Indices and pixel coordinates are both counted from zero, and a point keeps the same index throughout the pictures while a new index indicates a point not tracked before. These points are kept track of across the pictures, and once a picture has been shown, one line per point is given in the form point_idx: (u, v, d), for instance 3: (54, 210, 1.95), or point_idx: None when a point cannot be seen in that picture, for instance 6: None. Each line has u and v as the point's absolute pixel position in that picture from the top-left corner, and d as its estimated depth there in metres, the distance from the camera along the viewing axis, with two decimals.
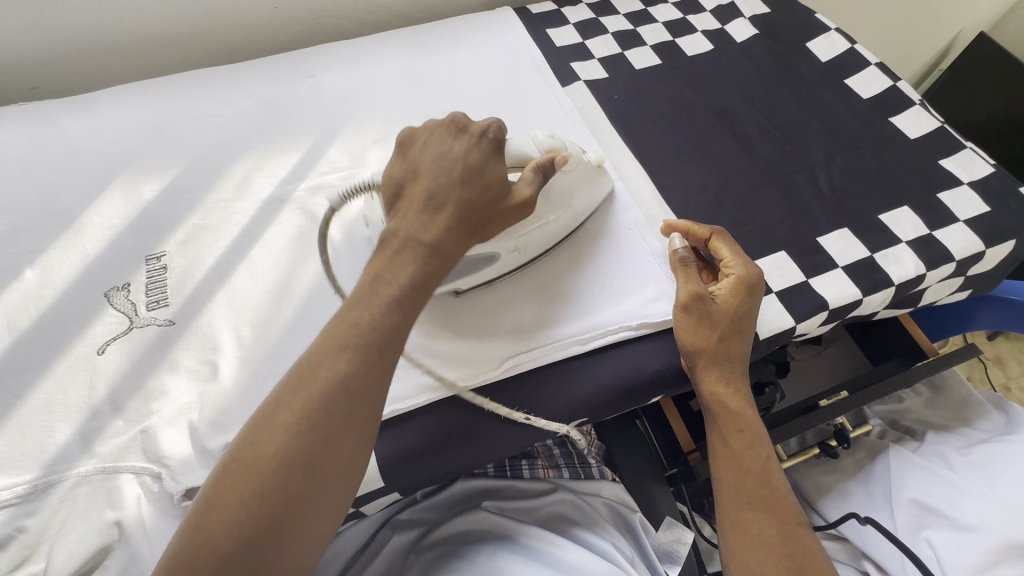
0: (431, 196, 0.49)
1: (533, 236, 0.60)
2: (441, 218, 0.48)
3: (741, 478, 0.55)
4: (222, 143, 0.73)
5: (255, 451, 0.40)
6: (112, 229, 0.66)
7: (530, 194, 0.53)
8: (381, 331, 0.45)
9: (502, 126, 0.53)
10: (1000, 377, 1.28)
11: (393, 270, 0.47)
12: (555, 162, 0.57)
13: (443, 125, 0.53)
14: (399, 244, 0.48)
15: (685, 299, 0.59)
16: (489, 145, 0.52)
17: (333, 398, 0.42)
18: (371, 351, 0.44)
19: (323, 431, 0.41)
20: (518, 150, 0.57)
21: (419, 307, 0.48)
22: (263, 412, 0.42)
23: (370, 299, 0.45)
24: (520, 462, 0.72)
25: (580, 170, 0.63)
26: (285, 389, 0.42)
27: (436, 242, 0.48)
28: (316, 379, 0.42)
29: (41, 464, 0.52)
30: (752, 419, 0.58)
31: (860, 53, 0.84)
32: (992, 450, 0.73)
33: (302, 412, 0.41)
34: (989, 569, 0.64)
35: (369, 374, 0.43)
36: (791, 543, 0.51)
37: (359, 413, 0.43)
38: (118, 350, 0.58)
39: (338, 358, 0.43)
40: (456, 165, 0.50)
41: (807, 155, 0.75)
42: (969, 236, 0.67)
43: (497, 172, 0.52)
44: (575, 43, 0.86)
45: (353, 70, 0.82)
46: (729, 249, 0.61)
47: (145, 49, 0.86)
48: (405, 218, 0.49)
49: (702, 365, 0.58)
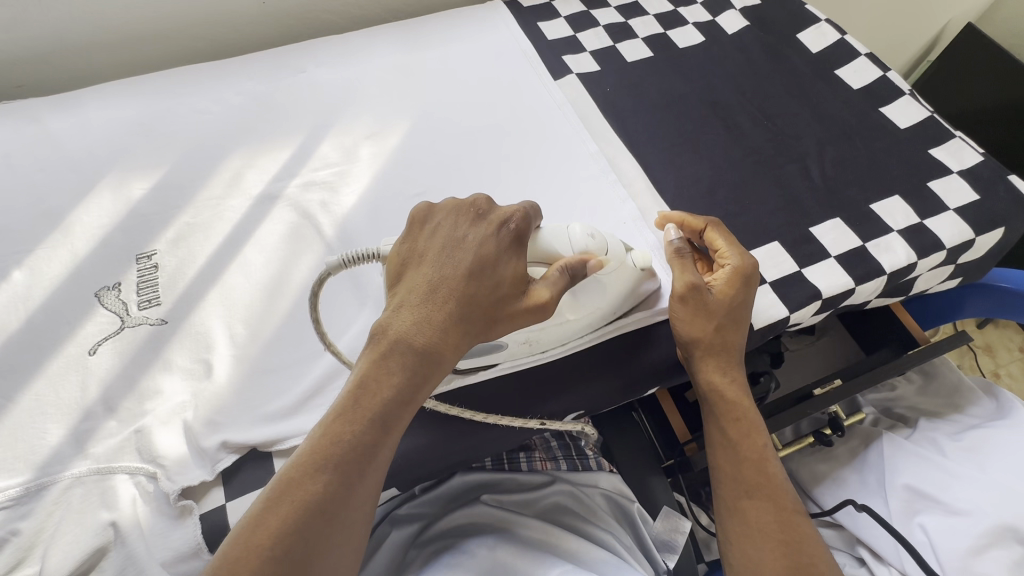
0: (433, 287, 0.47)
1: (549, 331, 0.56)
2: (438, 315, 0.47)
3: (739, 467, 0.55)
4: (211, 140, 0.73)
5: (231, 569, 0.39)
6: (101, 228, 0.65)
7: (549, 297, 0.49)
8: (364, 446, 0.44)
9: (526, 218, 0.51)
10: (990, 364, 1.29)
11: (379, 378, 0.45)
12: (587, 265, 0.52)
13: (463, 208, 0.51)
14: (390, 345, 0.46)
15: (683, 289, 0.58)
16: (507, 237, 0.50)
17: (313, 515, 0.41)
18: (354, 464, 0.43)
19: (302, 551, 0.40)
20: (549, 247, 0.53)
21: (406, 416, 0.46)
22: (243, 528, 0.41)
23: (353, 412, 0.44)
24: (517, 455, 0.73)
25: (620, 275, 0.57)
26: (266, 502, 0.41)
27: (430, 345, 0.46)
28: (297, 494, 0.41)
29: (34, 466, 0.52)
30: (749, 407, 0.58)
31: (850, 43, 0.84)
32: (982, 435, 0.74)
33: (279, 531, 0.40)
34: (980, 552, 0.65)
35: (352, 488, 0.43)
36: (788, 529, 0.52)
37: (340, 528, 0.42)
38: (110, 350, 0.58)
39: (319, 474, 0.42)
40: (466, 259, 0.48)
41: (799, 145, 0.75)
42: (959, 224, 0.68)
43: (511, 269, 0.49)
44: (567, 36, 0.86)
45: (344, 65, 0.81)
46: (726, 244, 0.60)
47: (132, 45, 0.85)
48: (401, 315, 0.47)
49: (698, 355, 0.58)
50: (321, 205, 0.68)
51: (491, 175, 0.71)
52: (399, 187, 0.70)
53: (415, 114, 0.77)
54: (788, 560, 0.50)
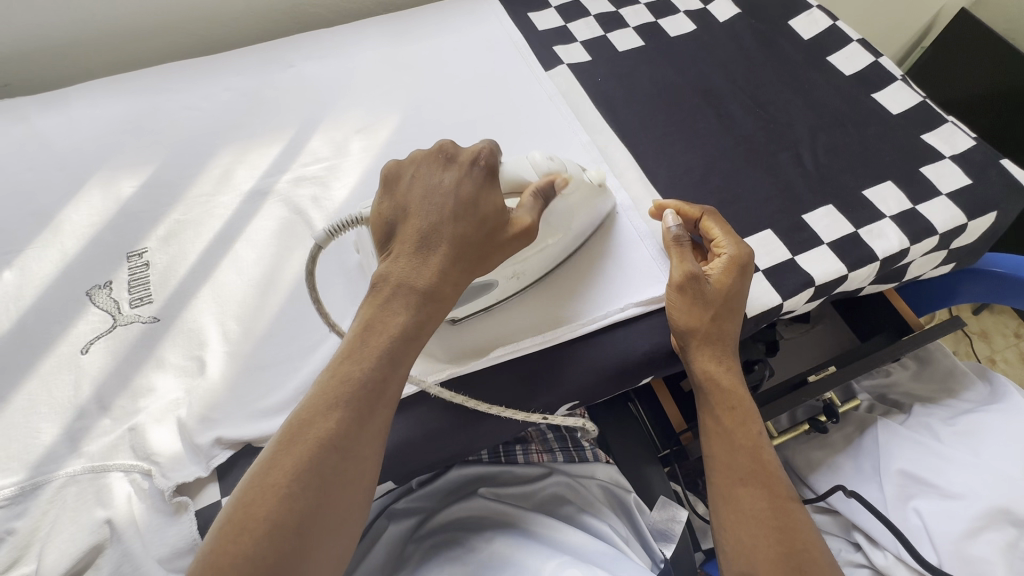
0: (425, 237, 0.48)
1: (532, 260, 0.59)
2: (434, 258, 0.48)
3: (733, 455, 0.55)
4: (200, 136, 0.72)
5: (248, 509, 0.39)
6: (90, 226, 0.65)
7: (532, 221, 0.51)
8: (376, 380, 0.44)
9: (493, 151, 0.52)
10: (986, 350, 1.30)
11: (384, 319, 0.46)
12: (554, 184, 0.55)
13: (430, 155, 0.51)
14: (393, 289, 0.47)
15: (681, 279, 0.58)
16: (479, 174, 0.50)
17: (328, 452, 0.41)
18: (365, 400, 0.44)
19: (317, 490, 0.40)
20: (516, 174, 0.54)
21: (415, 351, 0.48)
22: (258, 471, 0.41)
23: (360, 352, 0.45)
24: (514, 447, 0.72)
25: (581, 188, 0.60)
26: (279, 444, 0.41)
27: (431, 284, 0.47)
28: (309, 435, 0.41)
29: (29, 465, 0.52)
30: (744, 396, 0.58)
31: (842, 29, 0.83)
32: (976, 419, 0.75)
33: (294, 470, 0.40)
34: (976, 534, 0.66)
35: (365, 423, 0.43)
36: (782, 512, 0.52)
37: (354, 465, 0.42)
38: (102, 349, 0.57)
39: (331, 413, 0.42)
40: (447, 200, 0.49)
41: (791, 133, 0.75)
42: (951, 210, 0.68)
43: (493, 203, 0.50)
44: (557, 26, 0.85)
45: (333, 59, 0.80)
46: (720, 231, 0.60)
47: (119, 42, 0.84)
48: (398, 261, 0.48)
49: (694, 345, 0.58)
50: (313, 200, 0.68)
51: None
52: None
53: (406, 107, 0.76)
54: (786, 541, 0.50)
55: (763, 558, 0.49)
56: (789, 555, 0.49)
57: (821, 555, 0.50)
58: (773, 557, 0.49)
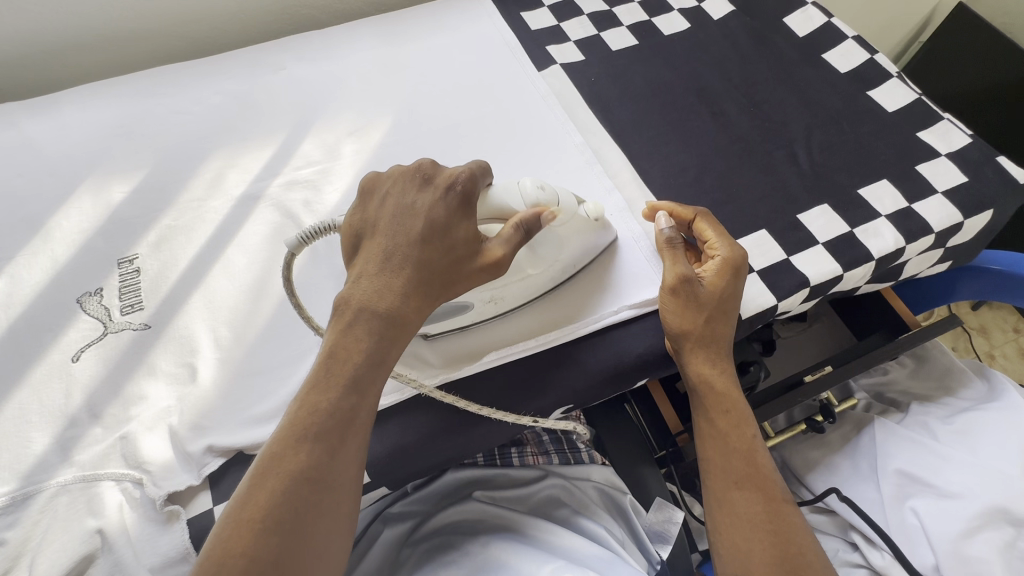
0: (389, 258, 0.48)
1: (512, 288, 0.58)
2: (397, 281, 0.48)
3: (728, 460, 0.55)
4: (192, 141, 0.72)
5: (224, 547, 0.39)
6: (81, 233, 0.64)
7: (503, 254, 0.50)
8: (343, 410, 0.44)
9: (473, 176, 0.51)
10: (985, 346, 1.29)
11: (348, 345, 0.46)
12: (542, 218, 0.52)
13: (407, 175, 0.51)
14: (355, 313, 0.47)
15: (675, 282, 0.58)
16: (454, 200, 0.50)
17: (301, 483, 0.41)
18: (333, 430, 0.43)
19: (292, 522, 0.40)
20: (498, 204, 0.52)
21: (382, 376, 0.47)
22: (233, 508, 0.40)
23: (325, 381, 0.45)
24: (510, 450, 0.72)
25: (574, 223, 0.57)
26: (252, 479, 0.41)
27: (393, 310, 0.47)
28: (282, 468, 0.41)
29: (20, 475, 0.51)
30: (738, 398, 0.58)
31: (837, 26, 0.83)
32: (974, 418, 0.74)
33: (269, 503, 0.40)
34: (972, 534, 0.65)
35: (336, 451, 0.43)
36: (775, 515, 0.52)
37: (332, 492, 0.42)
38: (93, 356, 0.57)
39: (300, 446, 0.42)
40: (416, 223, 0.49)
41: (786, 132, 0.74)
42: (947, 208, 0.67)
43: (463, 230, 0.50)
44: (550, 26, 0.84)
45: (325, 61, 0.80)
46: (714, 233, 0.60)
47: (109, 46, 0.83)
48: (361, 284, 0.47)
49: (688, 348, 0.58)
50: (304, 204, 0.68)
51: None
52: None
53: (398, 109, 0.76)
54: (779, 548, 0.50)
55: (759, 562, 0.49)
56: (784, 560, 0.49)
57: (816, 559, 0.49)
58: (769, 561, 0.49)
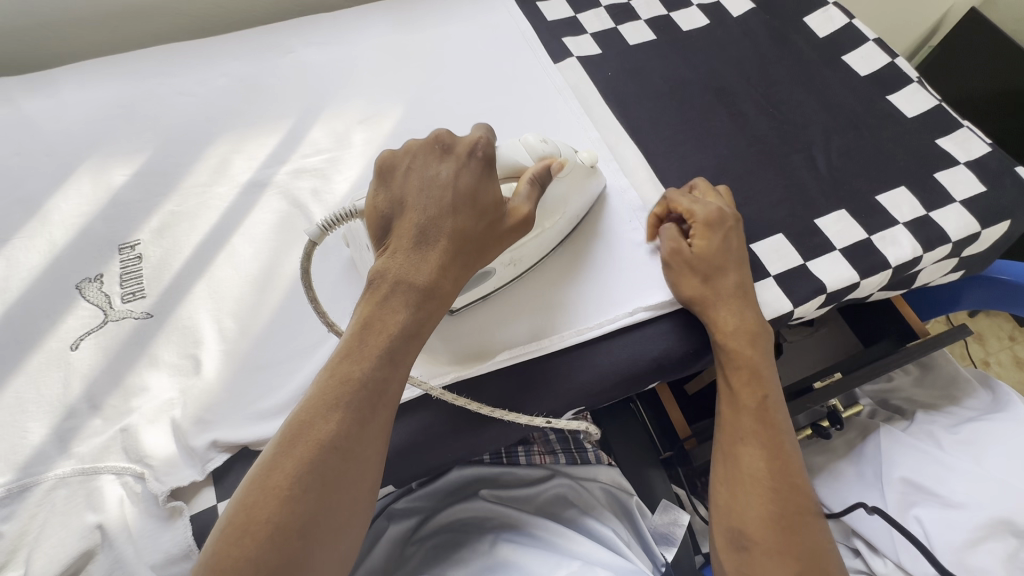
0: (423, 231, 0.46)
1: (529, 248, 0.58)
2: (434, 254, 0.46)
3: (739, 415, 0.56)
4: (196, 124, 0.69)
5: (250, 511, 0.38)
6: (80, 216, 0.62)
7: (529, 211, 0.50)
8: (376, 381, 0.43)
9: (490, 141, 0.50)
10: (980, 352, 1.30)
11: (383, 316, 0.45)
12: (549, 169, 0.54)
13: (427, 146, 0.49)
14: (391, 286, 0.45)
15: (664, 254, 0.60)
16: (477, 164, 0.49)
17: (328, 455, 0.40)
18: (367, 402, 0.42)
19: (319, 492, 0.39)
20: (510, 162, 0.53)
21: (416, 348, 0.46)
22: (259, 474, 0.39)
23: (360, 351, 0.43)
24: (516, 449, 0.71)
25: (575, 172, 0.60)
26: (276, 447, 0.40)
27: (431, 281, 0.46)
28: (309, 437, 0.40)
29: (16, 466, 0.50)
30: (756, 357, 0.57)
31: (858, 28, 0.81)
32: (979, 427, 0.74)
33: (296, 473, 0.39)
34: (975, 544, 0.66)
35: (365, 424, 0.42)
36: (780, 472, 0.52)
37: (359, 466, 0.41)
38: (92, 345, 0.55)
39: (330, 414, 0.41)
40: (446, 193, 0.47)
41: (805, 134, 0.73)
42: (964, 217, 0.67)
43: (491, 193, 0.48)
44: (567, 17, 0.82)
45: (334, 46, 0.77)
46: (686, 202, 0.61)
47: (109, 22, 0.80)
48: (395, 257, 0.46)
49: (708, 305, 0.58)
50: (312, 193, 0.66)
51: None
52: None
53: (410, 98, 0.74)
54: (775, 506, 0.51)
55: (753, 516, 0.51)
56: (780, 518, 0.50)
57: (809, 521, 0.51)
58: (763, 517, 0.51)
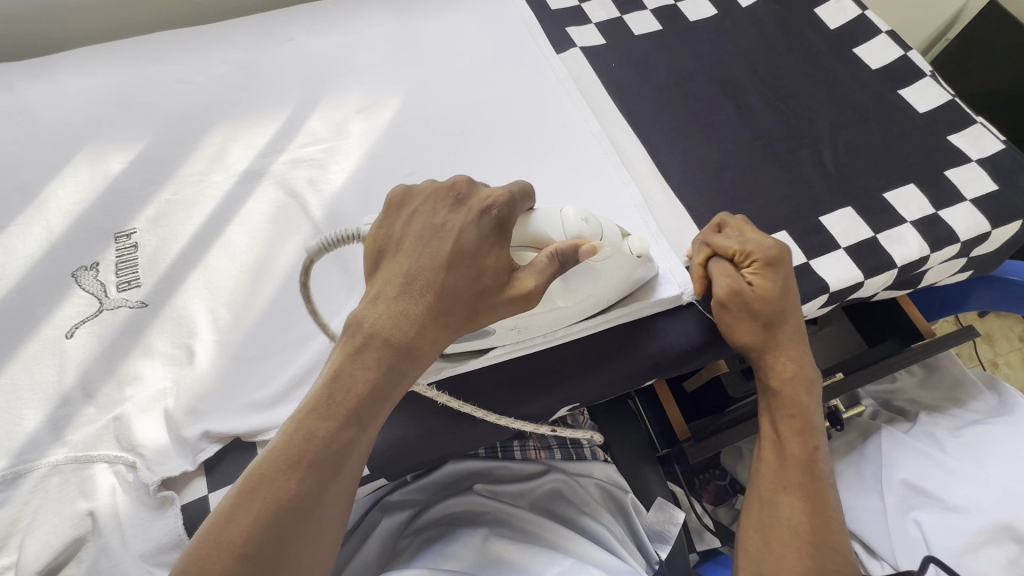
0: (409, 279, 0.45)
1: (539, 317, 0.54)
2: (415, 308, 0.45)
3: (784, 464, 0.53)
4: (193, 112, 0.69)
5: (202, 563, 0.37)
6: (77, 204, 0.62)
7: (534, 287, 0.46)
8: (339, 443, 0.42)
9: (511, 202, 0.47)
10: (989, 353, 1.28)
11: (353, 371, 0.44)
12: (578, 251, 0.48)
13: (442, 190, 0.48)
14: (367, 337, 0.44)
15: (721, 294, 0.55)
16: (488, 224, 0.46)
17: (285, 512, 0.39)
18: (330, 462, 0.41)
19: (274, 545, 0.38)
20: (538, 232, 0.49)
21: (383, 410, 0.45)
22: (219, 517, 0.39)
23: (326, 406, 0.42)
24: (511, 443, 0.71)
25: (615, 260, 0.53)
26: (238, 495, 0.39)
27: (406, 341, 0.44)
28: (270, 489, 0.39)
29: (10, 453, 0.50)
30: (810, 408, 0.55)
31: (871, 19, 0.79)
32: (984, 430, 0.73)
33: (251, 527, 0.38)
34: (976, 549, 0.64)
35: (327, 483, 0.41)
36: (819, 527, 0.50)
37: (314, 518, 0.40)
38: (87, 333, 0.55)
39: (292, 471, 0.40)
40: (444, 245, 0.46)
41: (812, 129, 0.72)
42: (974, 216, 0.65)
43: (494, 258, 0.46)
44: (571, 6, 0.80)
45: (335, 34, 0.76)
46: (737, 243, 0.56)
47: (108, 6, 0.80)
48: (376, 308, 0.45)
49: (766, 355, 0.56)
50: (309, 182, 0.65)
51: (485, 155, 0.68)
52: (390, 166, 0.67)
53: (408, 88, 0.72)
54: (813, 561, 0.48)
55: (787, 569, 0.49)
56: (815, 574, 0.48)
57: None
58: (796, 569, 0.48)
